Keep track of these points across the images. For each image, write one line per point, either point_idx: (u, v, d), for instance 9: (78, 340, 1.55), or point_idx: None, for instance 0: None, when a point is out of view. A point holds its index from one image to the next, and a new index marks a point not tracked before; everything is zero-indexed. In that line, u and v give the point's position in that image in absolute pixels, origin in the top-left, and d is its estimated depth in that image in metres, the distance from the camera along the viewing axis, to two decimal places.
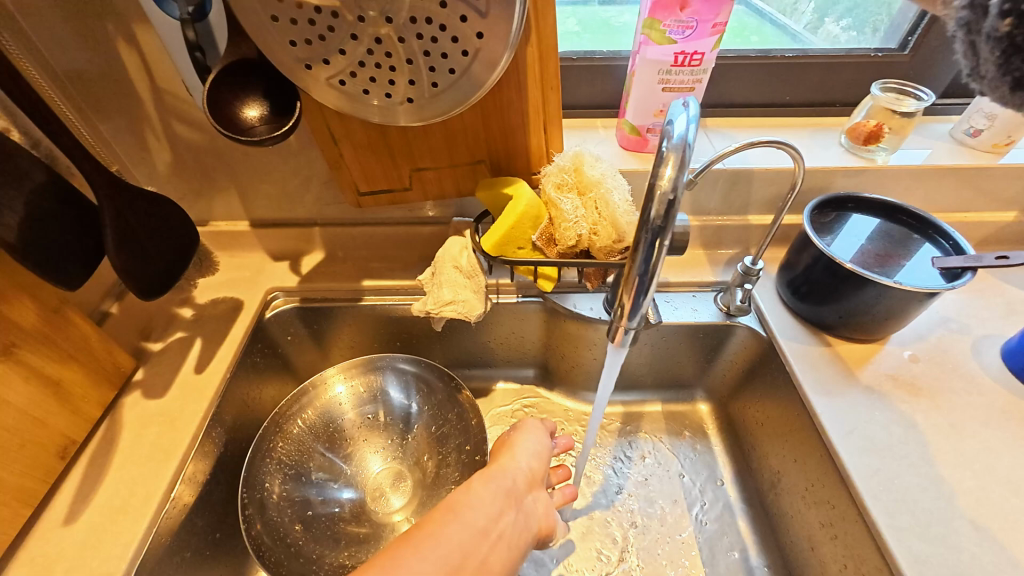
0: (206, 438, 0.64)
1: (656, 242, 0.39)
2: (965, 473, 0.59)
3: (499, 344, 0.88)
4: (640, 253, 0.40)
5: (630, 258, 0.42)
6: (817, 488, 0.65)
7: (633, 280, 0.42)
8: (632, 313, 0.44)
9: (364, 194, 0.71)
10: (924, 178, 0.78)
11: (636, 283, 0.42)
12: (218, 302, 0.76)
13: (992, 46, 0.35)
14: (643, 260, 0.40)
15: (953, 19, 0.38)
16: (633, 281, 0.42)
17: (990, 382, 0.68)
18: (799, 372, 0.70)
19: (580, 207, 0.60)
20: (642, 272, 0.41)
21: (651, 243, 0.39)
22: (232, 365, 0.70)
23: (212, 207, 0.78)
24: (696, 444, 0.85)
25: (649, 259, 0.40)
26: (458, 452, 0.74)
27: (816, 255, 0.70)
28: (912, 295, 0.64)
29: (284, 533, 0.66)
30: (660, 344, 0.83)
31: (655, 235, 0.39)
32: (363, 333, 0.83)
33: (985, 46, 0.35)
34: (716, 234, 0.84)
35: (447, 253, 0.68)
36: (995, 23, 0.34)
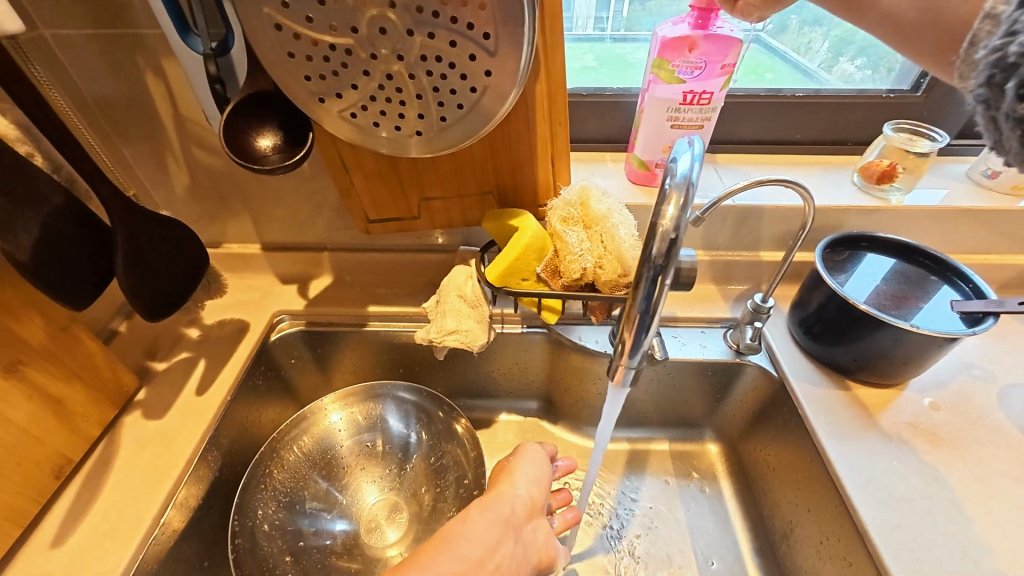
0: (201, 462, 0.63)
1: (658, 279, 0.39)
2: (994, 533, 0.55)
3: (503, 374, 0.87)
4: (641, 290, 0.39)
5: (630, 295, 0.41)
6: (832, 542, 0.61)
7: (635, 316, 0.41)
8: (633, 349, 0.43)
9: (374, 222, 0.73)
10: (941, 219, 0.76)
11: (637, 319, 0.41)
12: (224, 323, 0.77)
13: (1013, 126, 0.35)
14: (644, 297, 0.40)
15: (970, 94, 0.38)
16: (633, 318, 0.41)
17: (1018, 434, 0.64)
18: (812, 415, 0.67)
19: (585, 241, 0.60)
20: (643, 309, 0.40)
21: (652, 281, 0.39)
22: (233, 387, 0.69)
23: (226, 229, 0.80)
24: (704, 487, 0.82)
25: (650, 297, 0.39)
26: (456, 485, 0.72)
27: (829, 295, 0.68)
28: (931, 339, 0.62)
29: (273, 564, 0.64)
30: (667, 380, 0.80)
31: (656, 272, 0.38)
32: (366, 358, 0.83)
33: (1005, 125, 0.36)
34: (725, 269, 0.82)
35: (452, 282, 0.68)
36: (1013, 105, 0.34)
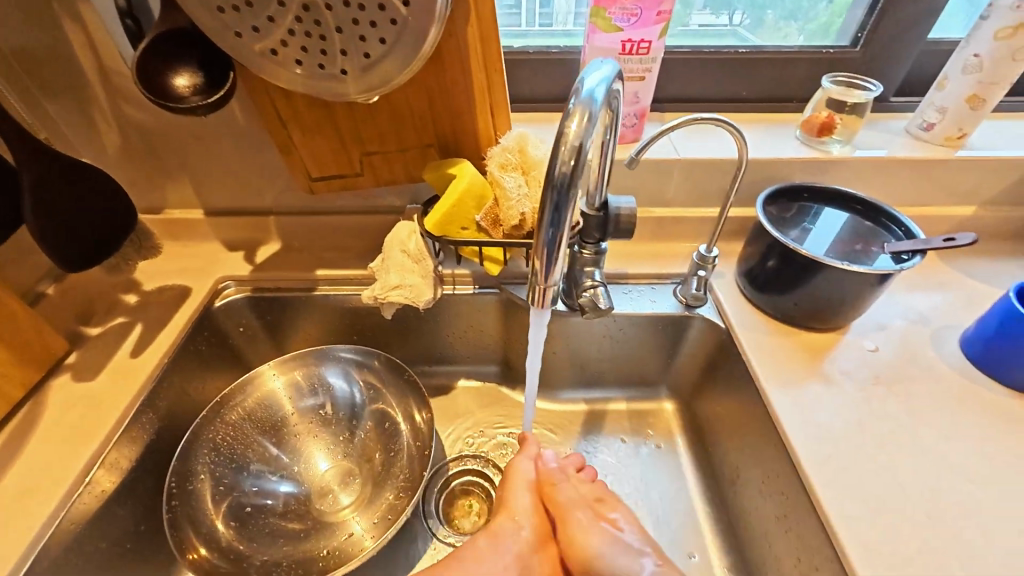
0: (134, 425, 0.61)
1: (564, 202, 0.38)
2: (921, 461, 0.57)
3: (457, 339, 0.85)
4: (547, 216, 0.38)
5: (538, 224, 0.40)
6: (772, 480, 0.62)
7: (543, 247, 0.40)
8: (546, 283, 0.42)
9: (316, 180, 0.71)
10: (879, 170, 0.78)
11: (545, 250, 0.40)
12: (164, 290, 0.75)
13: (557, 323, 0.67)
14: (550, 224, 0.39)
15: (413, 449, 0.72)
16: (541, 249, 0.40)
17: (949, 371, 0.66)
18: (755, 362, 0.68)
19: (523, 185, 0.60)
20: (551, 236, 0.39)
21: (558, 204, 0.38)
22: (170, 349, 0.68)
23: (165, 193, 0.77)
24: (659, 443, 0.82)
25: (557, 221, 0.38)
26: (408, 447, 0.71)
27: (770, 243, 0.69)
28: (864, 278, 0.64)
29: (214, 528, 0.62)
30: (620, 337, 0.81)
31: (560, 195, 0.38)
32: (316, 325, 0.81)
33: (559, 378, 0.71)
34: (675, 226, 0.83)
35: (394, 237, 0.67)
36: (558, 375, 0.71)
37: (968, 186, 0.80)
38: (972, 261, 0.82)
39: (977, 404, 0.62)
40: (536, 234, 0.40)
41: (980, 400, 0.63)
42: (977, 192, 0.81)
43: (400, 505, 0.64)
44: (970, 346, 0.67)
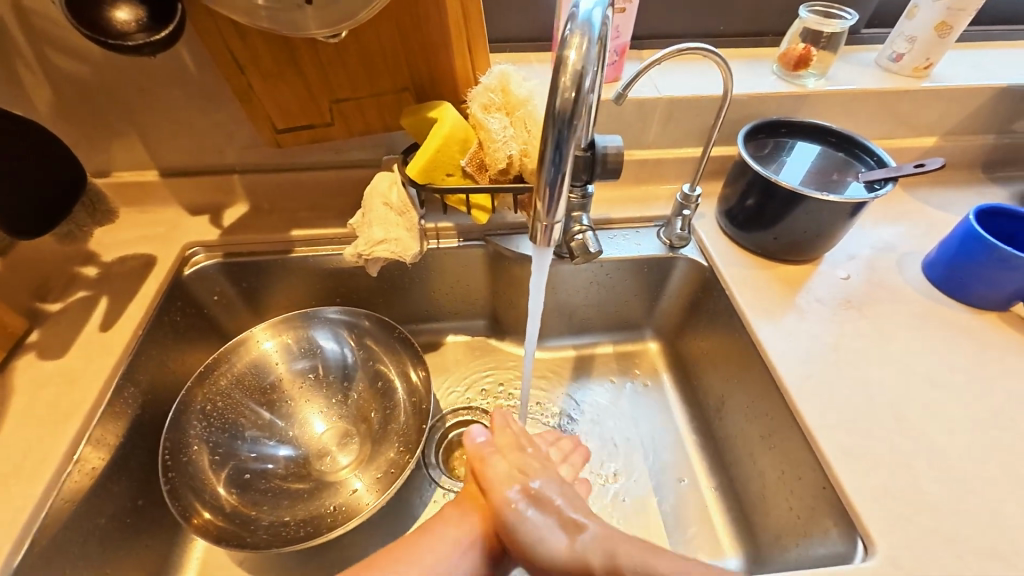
0: (116, 400, 0.58)
1: (566, 137, 0.37)
2: (890, 374, 0.62)
3: (444, 294, 0.84)
4: (549, 153, 0.37)
5: (539, 164, 0.38)
6: (756, 403, 0.67)
7: (545, 187, 0.39)
8: (548, 225, 0.41)
9: (283, 131, 0.66)
10: (851, 104, 0.80)
11: (547, 190, 0.39)
12: (125, 259, 0.70)
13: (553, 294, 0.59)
14: (552, 163, 0.37)
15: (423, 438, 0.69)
16: (543, 190, 0.39)
17: (913, 293, 0.71)
18: (739, 296, 0.71)
19: (508, 126, 0.58)
20: (553, 175, 0.38)
21: (560, 140, 0.37)
22: (143, 321, 0.64)
23: (112, 155, 0.71)
24: (646, 381, 0.85)
25: (559, 160, 0.37)
26: (405, 403, 0.71)
27: (751, 179, 0.70)
28: (839, 208, 0.66)
29: (215, 495, 0.61)
30: (606, 282, 0.82)
31: (561, 129, 0.36)
32: (297, 288, 0.78)
33: None
34: (656, 169, 0.83)
35: (375, 189, 0.64)
36: None
37: (930, 117, 0.83)
38: (932, 190, 0.86)
39: (937, 321, 0.67)
40: (537, 174, 0.39)
41: (940, 318, 0.68)
42: (939, 123, 0.84)
43: (404, 458, 0.65)
44: (931, 268, 0.71)
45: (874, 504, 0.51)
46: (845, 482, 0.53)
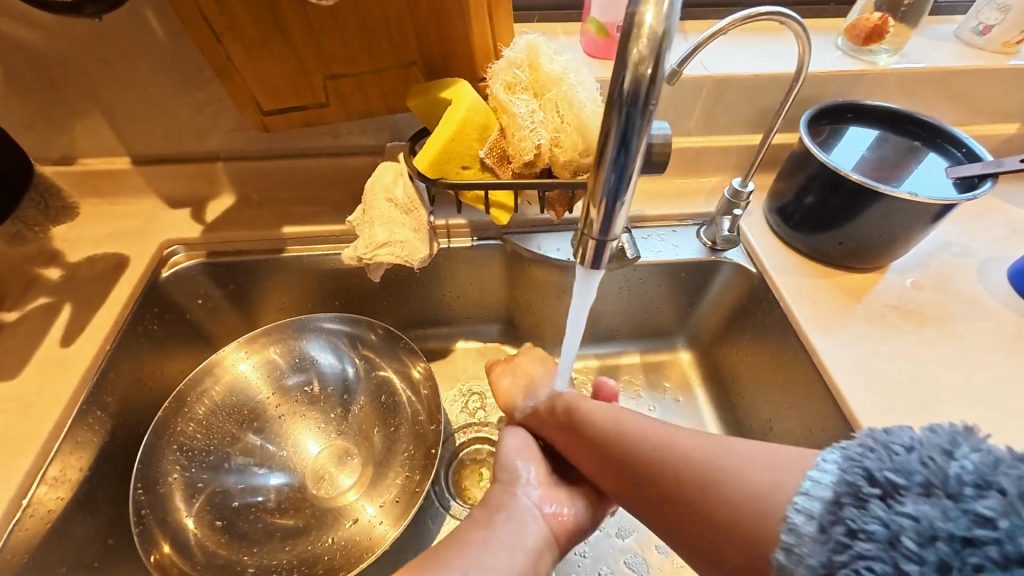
0: (78, 428, 0.51)
1: (635, 129, 0.27)
2: (981, 406, 0.52)
3: (455, 298, 0.75)
4: (611, 149, 0.28)
5: (595, 163, 0.29)
6: (815, 434, 0.58)
7: (600, 193, 0.30)
8: (601, 242, 0.32)
9: (270, 113, 0.57)
10: (926, 84, 0.69)
11: (603, 199, 0.30)
12: (94, 260, 0.61)
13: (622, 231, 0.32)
14: (614, 162, 0.28)
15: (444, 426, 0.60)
16: (599, 198, 0.30)
17: (997, 305, 0.61)
18: (795, 309, 0.61)
19: (536, 110, 0.48)
20: (616, 178, 0.29)
21: (627, 132, 0.27)
22: (111, 332, 0.56)
23: (76, 139, 0.62)
24: (677, 396, 0.76)
25: (626, 161, 0.28)
26: (411, 422, 0.63)
27: (813, 173, 0.60)
28: (922, 209, 0.56)
29: (195, 535, 0.53)
30: (636, 287, 0.72)
31: (630, 117, 0.27)
32: (291, 291, 0.69)
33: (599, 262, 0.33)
34: (697, 159, 0.73)
35: (377, 182, 0.55)
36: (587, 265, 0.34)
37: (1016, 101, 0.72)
38: (1009, 186, 0.75)
39: None
40: (593, 176, 0.30)
41: None
42: None
43: (413, 485, 0.57)
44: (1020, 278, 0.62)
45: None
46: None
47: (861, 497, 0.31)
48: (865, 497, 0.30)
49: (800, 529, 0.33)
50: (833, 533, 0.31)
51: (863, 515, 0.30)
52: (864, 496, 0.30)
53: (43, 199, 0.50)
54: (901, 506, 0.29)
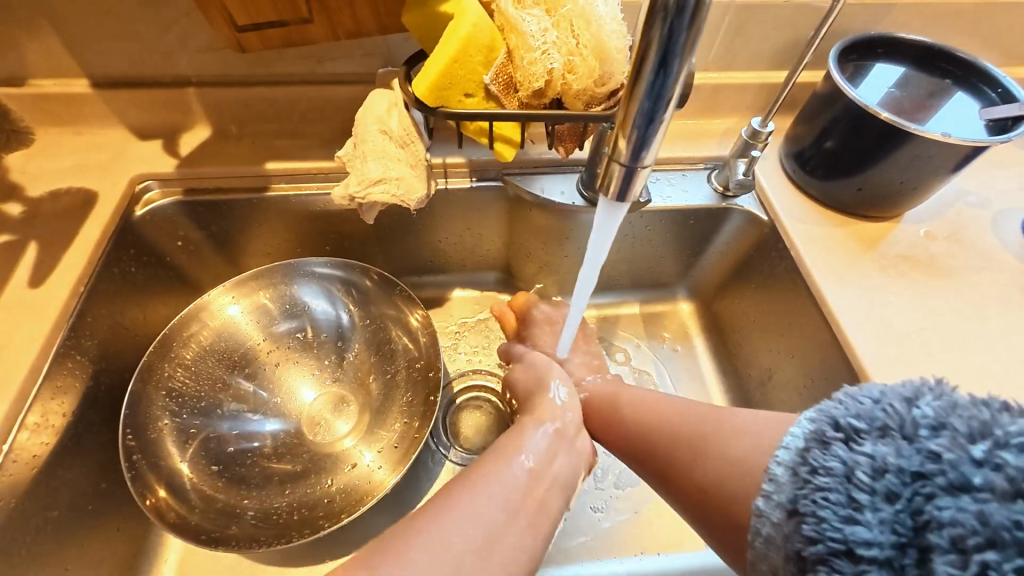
0: (57, 372, 0.48)
1: (681, 40, 0.23)
2: (987, 357, 0.52)
3: (452, 243, 0.71)
4: (650, 65, 0.24)
5: (630, 82, 0.26)
6: (816, 384, 0.58)
7: (633, 118, 0.26)
8: (630, 177, 0.28)
9: (244, 30, 0.49)
10: (961, 19, 0.65)
11: (636, 127, 0.26)
12: (59, 195, 0.56)
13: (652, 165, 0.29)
14: (654, 80, 0.25)
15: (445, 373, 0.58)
16: (632, 124, 0.26)
17: (1009, 258, 0.60)
18: (808, 258, 0.59)
19: (549, 28, 0.43)
20: (651, 103, 0.25)
21: (670, 47, 0.24)
22: (83, 272, 0.52)
23: (24, 55, 0.55)
24: (676, 345, 0.76)
25: (666, 82, 0.25)
26: (408, 370, 0.61)
27: (838, 112, 0.56)
28: (952, 151, 0.52)
29: (188, 479, 0.52)
30: (641, 235, 0.70)
31: (676, 28, 0.23)
32: (278, 234, 0.65)
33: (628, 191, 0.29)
34: (712, 98, 0.68)
35: (369, 111, 0.50)
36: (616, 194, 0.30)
37: None
38: None
39: None
40: (625, 101, 0.26)
41: None
42: None
43: (412, 432, 0.56)
44: None
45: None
46: None
47: (824, 440, 0.30)
48: (829, 441, 0.29)
49: (779, 483, 0.31)
50: (800, 473, 0.29)
51: (827, 455, 0.29)
52: (828, 440, 0.29)
53: None
54: (861, 447, 0.28)
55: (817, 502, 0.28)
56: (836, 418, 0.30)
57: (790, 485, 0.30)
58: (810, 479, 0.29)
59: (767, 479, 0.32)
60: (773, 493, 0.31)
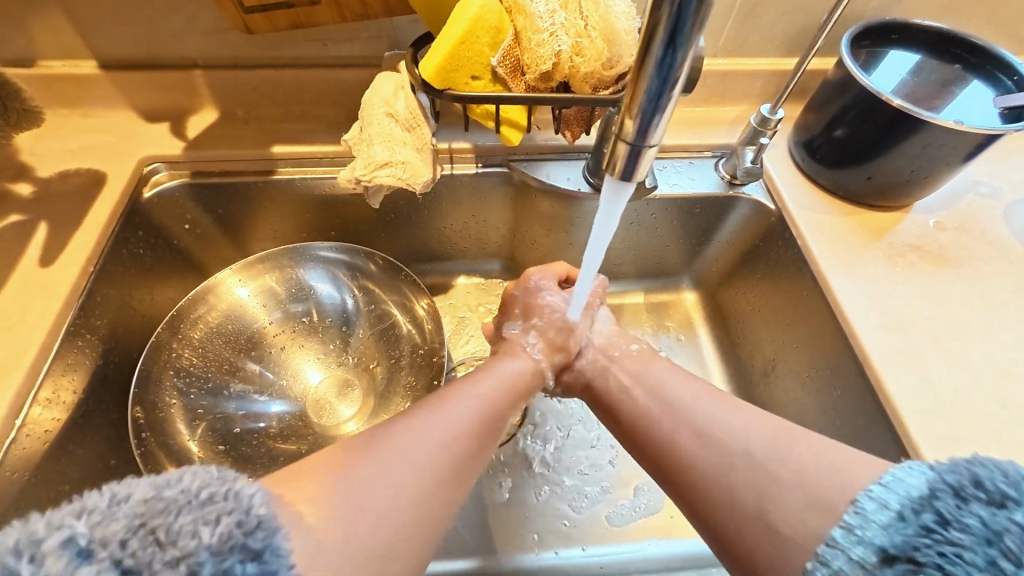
0: (67, 350, 0.49)
1: (687, 24, 0.23)
2: (992, 349, 0.52)
3: (457, 231, 0.71)
4: (656, 48, 0.24)
5: (636, 67, 0.25)
6: (821, 373, 0.58)
7: (639, 101, 0.26)
8: (635, 160, 0.28)
9: (252, 11, 0.49)
10: (979, 5, 0.63)
11: (642, 107, 0.26)
12: (68, 176, 0.57)
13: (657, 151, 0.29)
14: (659, 65, 0.24)
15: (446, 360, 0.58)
16: (637, 109, 0.26)
17: (1020, 249, 0.59)
18: (814, 247, 0.59)
19: (557, 9, 0.43)
20: (659, 84, 0.25)
21: (678, 28, 0.23)
22: (92, 251, 0.52)
23: (33, 36, 0.55)
24: (680, 335, 0.75)
25: (673, 64, 0.24)
26: (411, 355, 0.62)
27: (850, 101, 0.56)
28: (966, 139, 0.52)
29: (195, 457, 0.53)
30: (647, 223, 0.69)
31: (684, 7, 0.23)
32: (284, 218, 0.65)
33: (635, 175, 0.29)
34: (721, 84, 0.67)
35: (375, 93, 0.50)
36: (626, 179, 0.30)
37: None
38: None
39: None
40: (632, 83, 0.26)
41: None
42: None
43: None
44: None
45: None
46: None
47: (961, 494, 0.25)
48: (968, 497, 0.25)
49: (870, 515, 0.27)
50: (917, 521, 0.25)
51: (963, 511, 0.25)
52: (966, 495, 0.25)
53: (17, 114, 0.51)
54: (1013, 517, 0.24)
55: (941, 561, 0.24)
56: (977, 474, 0.26)
57: (892, 529, 0.26)
58: (935, 533, 0.25)
59: (851, 510, 0.28)
60: (862, 529, 0.27)
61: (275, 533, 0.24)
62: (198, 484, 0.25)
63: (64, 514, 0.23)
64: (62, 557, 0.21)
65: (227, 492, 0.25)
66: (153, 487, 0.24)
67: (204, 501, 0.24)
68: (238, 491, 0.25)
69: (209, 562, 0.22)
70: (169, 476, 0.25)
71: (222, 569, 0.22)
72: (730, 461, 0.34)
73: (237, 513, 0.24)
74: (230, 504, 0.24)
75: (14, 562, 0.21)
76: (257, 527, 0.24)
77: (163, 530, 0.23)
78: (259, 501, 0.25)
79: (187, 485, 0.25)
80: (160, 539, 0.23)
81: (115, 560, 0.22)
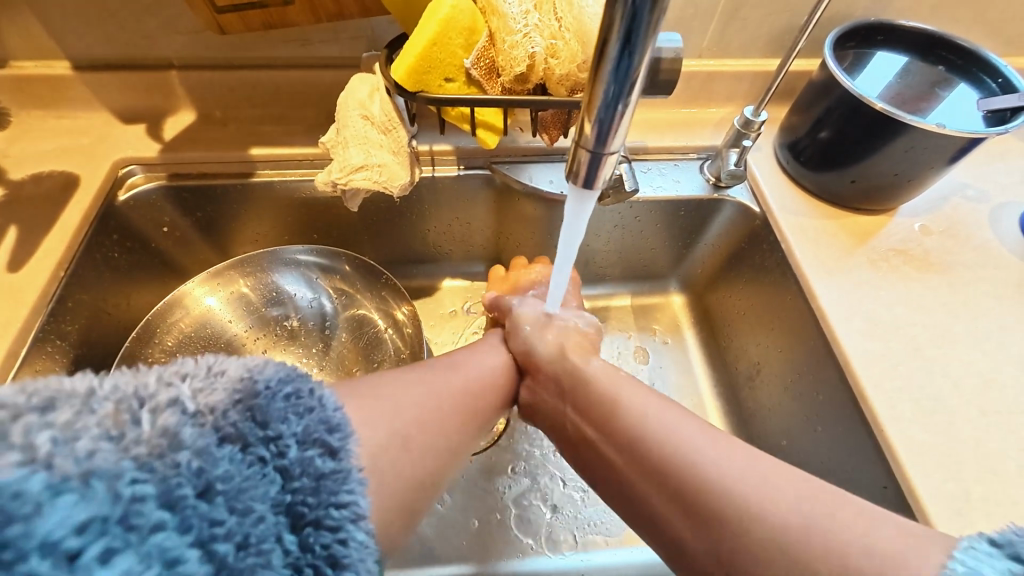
0: (35, 357, 0.48)
1: (641, 25, 0.22)
2: (974, 354, 0.51)
3: (440, 233, 0.70)
4: (612, 50, 0.23)
5: (592, 69, 0.25)
6: (805, 377, 0.57)
7: (597, 105, 0.25)
8: (597, 165, 0.28)
9: (224, 11, 0.48)
10: (965, 7, 0.63)
11: (601, 110, 0.25)
12: (41, 179, 0.56)
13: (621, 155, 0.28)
14: (615, 68, 0.24)
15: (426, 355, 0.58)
16: (595, 113, 0.25)
17: (1005, 253, 0.59)
18: (798, 250, 0.58)
19: (531, 9, 0.42)
20: (616, 87, 0.24)
21: (632, 29, 0.22)
22: (64, 255, 0.51)
23: (3, 36, 0.54)
24: (666, 338, 0.75)
25: (629, 67, 0.24)
26: (392, 357, 0.61)
27: (833, 104, 0.55)
28: (949, 142, 0.51)
29: None
30: (632, 225, 0.69)
31: (637, 8, 0.22)
32: (264, 221, 0.64)
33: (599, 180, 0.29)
34: (706, 85, 0.67)
35: (350, 95, 0.49)
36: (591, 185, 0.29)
37: None
38: None
39: None
40: (589, 85, 0.25)
41: None
42: None
43: None
44: None
45: (960, 530, 0.42)
46: (918, 489, 0.43)
47: None
48: None
49: None
50: None
51: None
52: None
53: None
54: None
55: None
56: None
57: None
58: None
59: None
60: None
61: (349, 437, 0.29)
62: (283, 377, 0.29)
63: (173, 378, 0.27)
64: (171, 413, 0.25)
65: (310, 392, 0.29)
66: (244, 369, 0.28)
67: (293, 395, 0.28)
68: (318, 393, 0.30)
69: (297, 447, 0.27)
70: (256, 364, 0.29)
71: (306, 456, 0.27)
72: (692, 470, 0.34)
73: (318, 411, 0.29)
74: (315, 403, 0.29)
75: (136, 408, 0.24)
76: (335, 428, 0.29)
77: (258, 411, 0.27)
78: (333, 404, 0.30)
79: (271, 375, 0.28)
80: (256, 418, 0.27)
81: (219, 425, 0.26)
